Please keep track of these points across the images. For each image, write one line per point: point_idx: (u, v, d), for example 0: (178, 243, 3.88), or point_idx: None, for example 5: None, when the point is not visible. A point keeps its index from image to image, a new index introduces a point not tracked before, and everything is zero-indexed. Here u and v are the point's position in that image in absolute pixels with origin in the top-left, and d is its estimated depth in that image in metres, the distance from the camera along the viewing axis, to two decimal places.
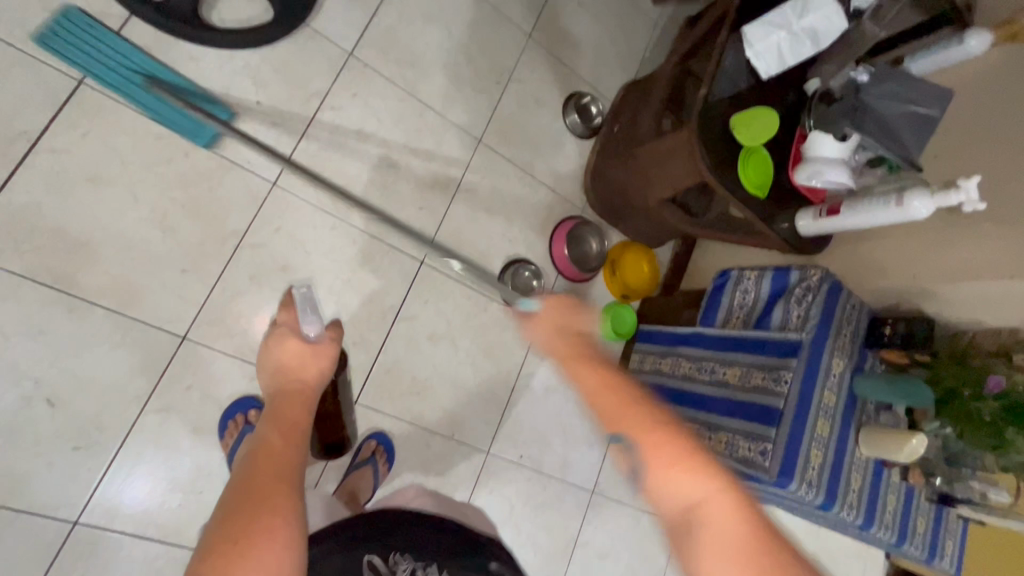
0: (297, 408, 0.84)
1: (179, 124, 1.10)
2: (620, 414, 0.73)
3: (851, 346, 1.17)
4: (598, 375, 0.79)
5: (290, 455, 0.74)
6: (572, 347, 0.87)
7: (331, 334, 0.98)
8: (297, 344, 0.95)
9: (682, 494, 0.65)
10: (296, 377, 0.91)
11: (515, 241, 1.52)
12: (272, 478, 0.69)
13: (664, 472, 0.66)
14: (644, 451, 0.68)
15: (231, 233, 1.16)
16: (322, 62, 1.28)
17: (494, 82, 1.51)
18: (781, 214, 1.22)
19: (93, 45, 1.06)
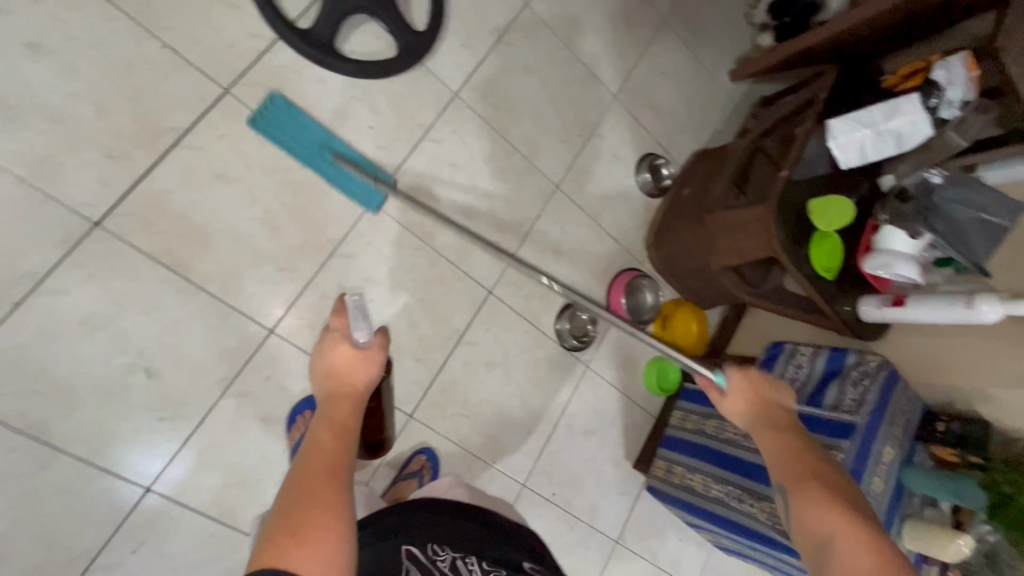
0: (342, 411, 0.86)
1: (353, 189, 1.26)
2: (793, 473, 0.84)
3: (902, 435, 1.19)
4: (764, 431, 0.92)
5: (341, 449, 0.79)
6: (761, 411, 0.95)
7: (378, 341, 0.93)
8: (347, 351, 0.90)
9: (824, 533, 0.76)
10: (348, 382, 0.90)
11: (577, 284, 1.59)
12: (319, 476, 0.73)
13: (811, 511, 0.79)
14: (801, 492, 0.81)
15: (328, 240, 1.26)
16: (430, 98, 1.40)
17: (577, 134, 1.62)
18: (843, 297, 1.27)
19: (287, 120, 1.22)
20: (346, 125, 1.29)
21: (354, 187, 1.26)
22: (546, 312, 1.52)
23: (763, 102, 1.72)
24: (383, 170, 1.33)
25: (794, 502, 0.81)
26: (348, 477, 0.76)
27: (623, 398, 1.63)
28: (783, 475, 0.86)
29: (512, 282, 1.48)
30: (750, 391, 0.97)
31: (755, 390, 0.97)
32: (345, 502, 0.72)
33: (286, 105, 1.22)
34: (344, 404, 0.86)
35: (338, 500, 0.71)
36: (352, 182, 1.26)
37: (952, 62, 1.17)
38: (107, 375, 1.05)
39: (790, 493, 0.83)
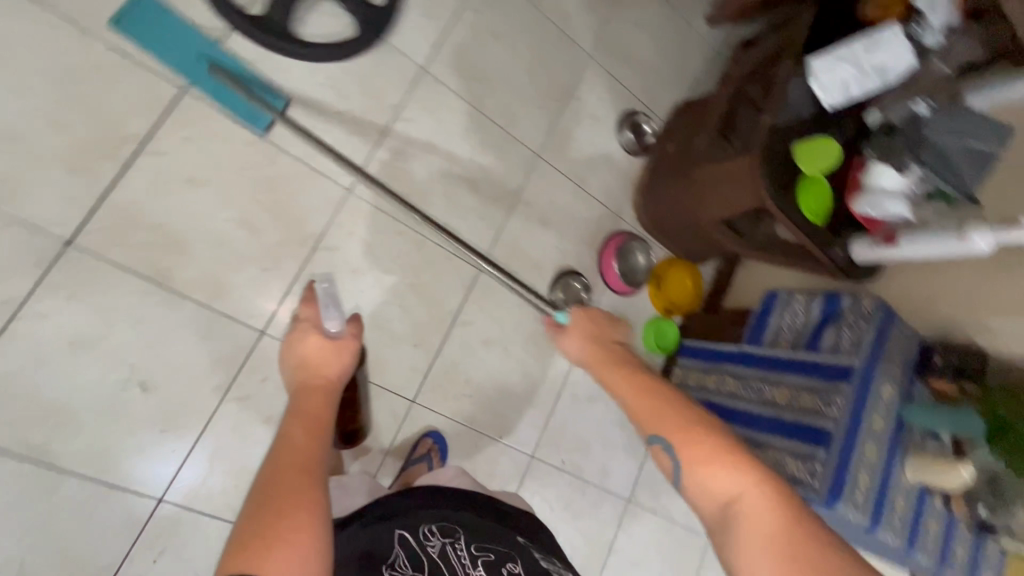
0: (316, 402, 0.96)
1: (235, 106, 1.14)
2: (654, 417, 0.86)
3: (902, 373, 1.20)
4: (635, 387, 0.91)
5: (315, 448, 0.87)
6: (608, 354, 1.02)
7: (351, 331, 1.07)
8: (318, 339, 1.04)
9: (722, 492, 0.76)
10: (321, 373, 1.01)
11: (567, 253, 1.57)
12: (290, 479, 0.79)
13: (703, 466, 0.78)
14: (692, 448, 0.79)
15: (309, 235, 1.23)
16: (398, 76, 1.35)
17: (553, 98, 1.57)
18: (836, 240, 1.25)
19: (162, 31, 1.10)
20: (314, 112, 1.25)
21: (237, 105, 1.15)
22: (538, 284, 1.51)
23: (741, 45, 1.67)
24: (357, 156, 1.29)
25: (682, 460, 0.80)
26: (317, 479, 0.81)
27: None
28: (659, 431, 0.84)
29: (501, 258, 1.46)
30: (590, 351, 1.05)
31: (592, 341, 1.07)
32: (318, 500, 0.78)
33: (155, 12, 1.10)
34: (318, 395, 0.97)
35: (312, 501, 0.77)
36: (233, 98, 1.14)
37: None
38: (102, 394, 1.05)
39: (677, 452, 0.81)
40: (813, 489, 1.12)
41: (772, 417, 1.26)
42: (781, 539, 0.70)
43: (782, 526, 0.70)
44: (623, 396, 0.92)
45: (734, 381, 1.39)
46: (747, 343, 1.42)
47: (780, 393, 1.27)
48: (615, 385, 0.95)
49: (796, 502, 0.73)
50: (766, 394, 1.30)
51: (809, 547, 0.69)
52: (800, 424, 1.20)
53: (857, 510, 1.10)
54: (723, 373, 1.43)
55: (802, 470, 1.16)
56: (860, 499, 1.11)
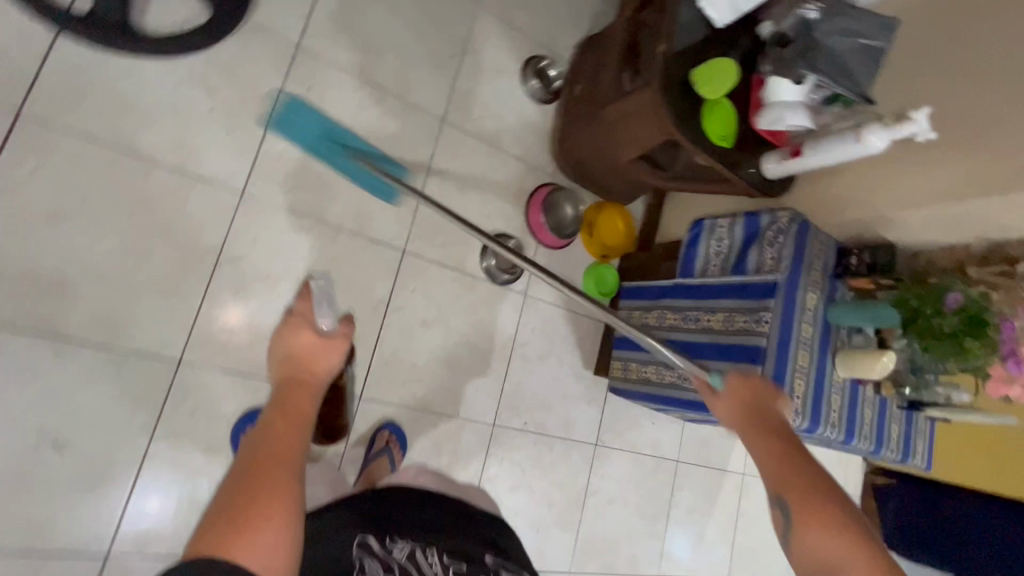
0: (301, 398, 0.78)
1: (367, 183, 1.28)
2: (792, 483, 0.79)
3: (822, 280, 1.24)
4: (757, 430, 0.88)
5: (289, 446, 0.70)
6: (756, 419, 0.91)
7: (344, 329, 0.89)
8: (309, 334, 0.87)
9: (828, 557, 0.73)
10: (307, 369, 0.83)
11: (492, 216, 1.53)
12: (279, 453, 0.68)
13: (813, 530, 0.75)
14: (798, 505, 0.77)
15: (208, 249, 1.14)
16: (271, 59, 1.23)
17: (448, 56, 1.47)
18: (747, 160, 1.25)
19: (312, 124, 1.22)
20: (182, 116, 1.13)
21: (367, 181, 1.28)
22: (468, 254, 1.47)
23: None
24: (243, 155, 1.18)
25: (801, 523, 0.75)
26: (301, 462, 0.69)
27: (568, 314, 1.64)
28: (785, 485, 0.79)
29: (425, 234, 1.40)
30: (738, 398, 0.96)
31: (744, 398, 0.95)
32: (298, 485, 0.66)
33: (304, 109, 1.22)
34: (303, 393, 0.78)
35: (292, 484, 0.65)
36: (377, 180, 1.28)
37: None
38: (11, 462, 0.97)
39: (793, 509, 0.77)
40: None
41: (708, 341, 1.28)
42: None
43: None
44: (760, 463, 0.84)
45: (672, 314, 1.41)
46: (679, 277, 1.44)
47: (714, 318, 1.29)
48: (752, 440, 0.87)
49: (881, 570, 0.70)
50: (701, 321, 1.32)
51: None
52: (735, 344, 1.23)
53: (794, 415, 1.15)
54: (661, 309, 1.45)
55: None
56: (796, 405, 1.16)
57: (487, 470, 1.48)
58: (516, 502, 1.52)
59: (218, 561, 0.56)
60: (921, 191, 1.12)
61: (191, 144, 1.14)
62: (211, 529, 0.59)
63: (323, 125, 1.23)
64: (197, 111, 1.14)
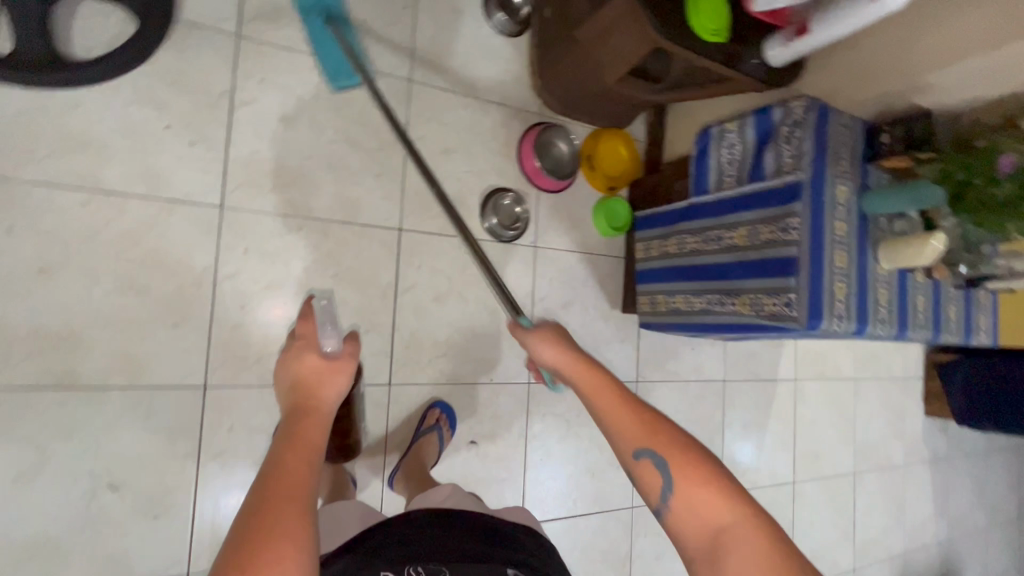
0: (313, 429, 0.69)
1: (326, 58, 1.17)
2: (642, 435, 0.72)
3: (852, 168, 1.12)
4: (604, 389, 0.78)
5: (303, 476, 0.62)
6: (586, 369, 0.82)
7: (349, 349, 0.78)
8: (314, 357, 0.75)
9: (705, 521, 0.67)
10: (314, 395, 0.73)
11: (485, 172, 1.44)
12: (289, 486, 0.61)
13: (698, 496, 0.67)
14: (680, 463, 0.69)
15: (203, 271, 1.12)
16: (212, 57, 1.14)
17: (399, 8, 1.34)
18: (746, 51, 1.11)
19: None
20: (139, 139, 1.08)
21: (329, 55, 1.17)
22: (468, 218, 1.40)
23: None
24: (212, 167, 1.13)
25: (676, 482, 0.68)
26: (314, 498, 0.62)
27: (583, 257, 1.57)
28: (649, 442, 0.72)
29: (418, 208, 1.34)
30: (574, 357, 0.84)
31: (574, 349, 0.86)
32: (313, 511, 0.61)
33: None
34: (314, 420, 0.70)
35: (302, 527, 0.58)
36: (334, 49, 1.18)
37: None
38: (76, 511, 1.01)
39: (671, 467, 0.69)
40: (791, 318, 1.07)
41: (735, 260, 1.19)
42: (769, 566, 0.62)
43: (764, 537, 0.64)
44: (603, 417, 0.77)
45: (692, 238, 1.31)
46: (694, 196, 1.33)
47: (737, 234, 1.19)
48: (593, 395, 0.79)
49: (781, 536, 0.65)
50: (724, 240, 1.22)
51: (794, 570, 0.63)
52: (763, 259, 1.13)
53: (839, 320, 1.07)
54: (680, 234, 1.35)
55: (776, 303, 1.10)
56: (840, 309, 1.08)
57: (532, 427, 1.48)
58: (566, 453, 1.52)
59: None
60: (955, 43, 0.96)
61: (157, 168, 1.09)
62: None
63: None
64: (154, 131, 1.09)
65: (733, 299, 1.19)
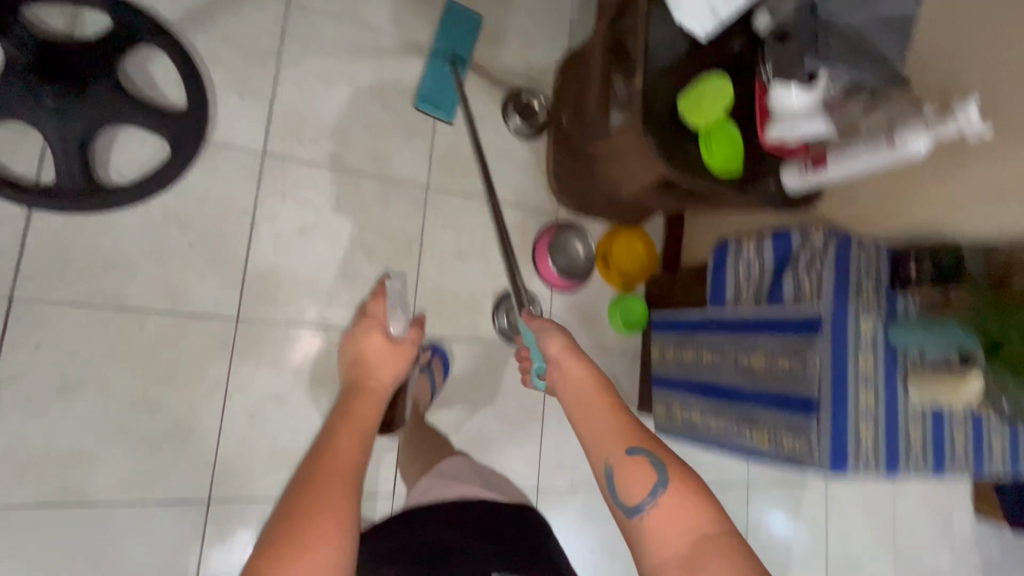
0: (365, 407, 0.80)
1: (431, 86, 1.37)
2: (632, 442, 0.73)
3: (875, 297, 1.07)
4: (598, 393, 0.77)
5: (354, 447, 0.72)
6: (586, 368, 0.79)
7: (411, 336, 0.94)
8: (379, 340, 0.92)
9: (685, 527, 0.68)
10: (372, 374, 0.87)
11: (499, 274, 1.44)
12: (345, 458, 0.70)
13: (683, 503, 0.69)
14: (674, 476, 0.70)
15: (215, 384, 1.14)
16: (239, 175, 1.19)
17: (420, 118, 1.38)
18: (758, 178, 1.10)
19: (456, 31, 1.39)
20: (163, 256, 1.12)
21: (434, 85, 1.37)
22: (478, 321, 1.41)
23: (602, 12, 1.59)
24: (231, 281, 1.17)
25: (669, 487, 0.69)
26: (360, 474, 0.70)
27: (598, 356, 1.54)
28: (643, 443, 0.73)
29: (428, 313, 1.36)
30: (579, 354, 0.81)
31: (576, 346, 0.83)
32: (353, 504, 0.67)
33: (474, 32, 1.41)
34: (371, 397, 0.82)
35: (346, 503, 0.66)
36: (444, 83, 1.37)
37: None
38: None
39: (664, 470, 0.71)
40: (813, 461, 1.01)
41: (753, 387, 1.14)
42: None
43: (737, 554, 0.67)
44: (594, 420, 0.75)
45: (708, 353, 1.27)
46: (711, 307, 1.29)
47: (754, 358, 1.14)
48: (581, 392, 0.78)
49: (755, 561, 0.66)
50: (742, 362, 1.17)
51: None
52: (783, 391, 1.07)
53: (865, 465, 1.01)
54: (696, 346, 1.31)
55: (798, 442, 1.04)
56: (867, 453, 1.01)
57: None
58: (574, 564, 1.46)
59: None
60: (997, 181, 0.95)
61: (178, 284, 1.13)
62: (269, 548, 0.61)
63: (459, 45, 1.39)
64: (178, 248, 1.13)
65: (752, 429, 1.13)
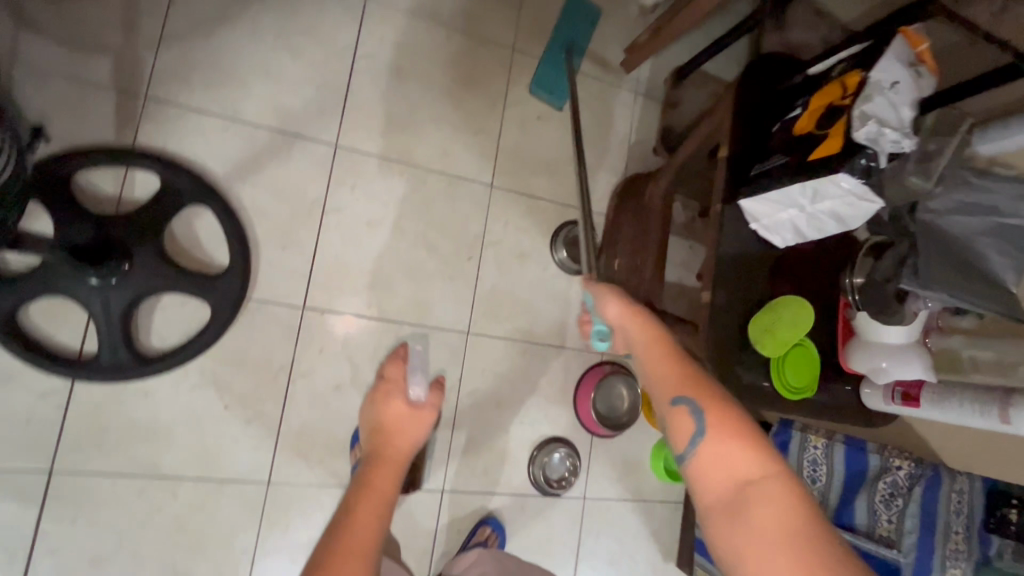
0: (384, 475, 0.95)
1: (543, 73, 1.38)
2: (674, 384, 0.71)
3: (967, 545, 0.89)
4: (653, 341, 0.78)
5: (371, 516, 0.86)
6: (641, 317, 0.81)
7: (432, 400, 1.13)
8: (400, 404, 1.12)
9: (733, 472, 0.63)
10: (394, 439, 1.05)
11: (537, 420, 1.37)
12: (362, 540, 0.81)
13: (724, 443, 0.64)
14: (716, 421, 0.65)
15: (241, 551, 1.12)
16: (277, 331, 1.17)
17: (465, 259, 1.33)
18: (836, 389, 0.97)
19: (575, 17, 1.40)
20: (198, 420, 1.11)
21: (545, 74, 1.38)
22: (513, 471, 1.35)
23: (664, 134, 1.49)
24: (263, 442, 1.15)
25: (707, 434, 0.65)
26: (377, 545, 0.82)
27: (637, 504, 1.46)
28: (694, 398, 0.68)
29: (463, 465, 1.31)
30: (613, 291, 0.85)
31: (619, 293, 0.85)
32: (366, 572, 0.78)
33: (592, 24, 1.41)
34: (387, 467, 0.97)
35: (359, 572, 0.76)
36: (557, 70, 1.38)
37: (875, 78, 0.75)
38: None
39: (708, 419, 0.66)
40: None
41: None
42: (787, 519, 0.57)
43: (787, 491, 0.59)
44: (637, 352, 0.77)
45: None
46: None
47: None
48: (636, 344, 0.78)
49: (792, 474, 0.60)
50: None
51: (789, 494, 0.59)
52: None
53: None
54: None
55: None
56: None
57: None
58: None
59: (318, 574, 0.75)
60: None
61: (211, 449, 1.11)
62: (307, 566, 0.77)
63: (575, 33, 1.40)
64: (213, 410, 1.12)
65: None
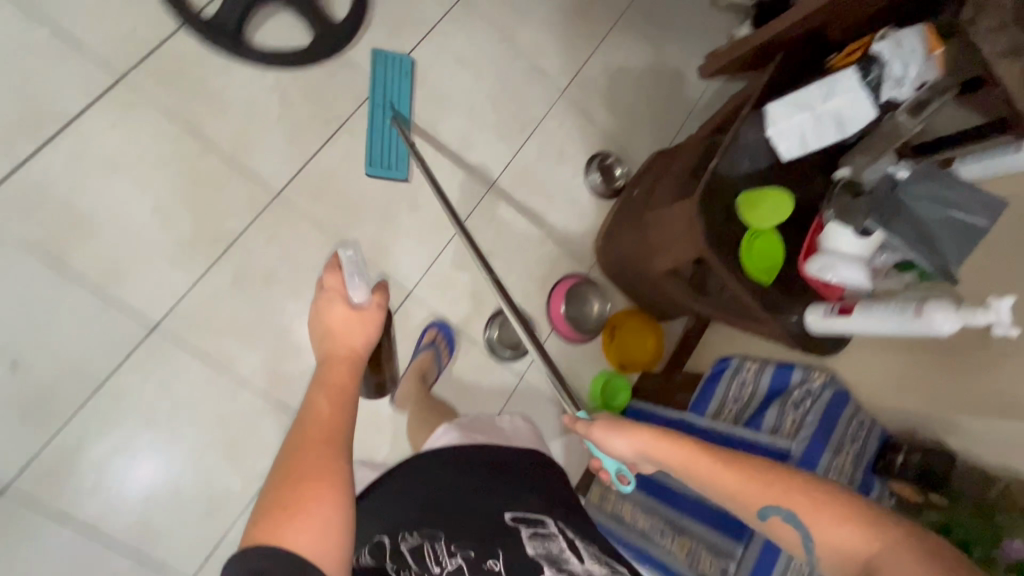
0: (339, 374, 0.79)
1: (374, 136, 1.33)
2: (746, 498, 0.70)
3: (852, 467, 1.02)
4: (693, 455, 0.74)
5: (318, 457, 0.67)
6: (668, 442, 0.76)
7: (377, 299, 0.87)
8: (342, 310, 0.85)
9: (857, 555, 0.62)
10: (346, 343, 0.84)
11: (512, 288, 1.48)
12: (323, 433, 0.70)
13: (830, 530, 0.64)
14: (809, 512, 0.66)
15: (225, 234, 1.20)
16: (348, 90, 1.33)
17: (517, 130, 1.52)
18: (788, 303, 1.11)
19: (389, 80, 1.36)
20: (252, 115, 1.24)
21: (380, 139, 1.34)
22: (473, 318, 1.43)
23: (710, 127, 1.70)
24: (291, 163, 1.27)
25: (813, 529, 0.65)
26: (345, 451, 0.70)
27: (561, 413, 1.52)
28: (777, 501, 0.68)
29: (434, 286, 1.39)
30: (615, 426, 0.79)
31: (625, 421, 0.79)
32: (342, 502, 0.64)
33: (410, 82, 1.39)
34: (339, 370, 0.80)
35: (328, 499, 0.63)
36: (391, 140, 1.35)
37: (901, 35, 1.02)
38: None
39: (799, 514, 0.67)
40: None
41: (698, 500, 1.19)
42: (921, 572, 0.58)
43: (901, 544, 0.60)
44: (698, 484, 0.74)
45: None
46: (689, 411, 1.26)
47: None
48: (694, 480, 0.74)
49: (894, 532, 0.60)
50: None
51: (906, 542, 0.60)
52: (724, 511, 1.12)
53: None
54: None
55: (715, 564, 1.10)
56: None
57: None
58: None
59: (271, 547, 0.57)
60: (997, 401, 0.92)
61: (249, 142, 1.23)
62: (259, 523, 0.60)
63: (398, 100, 1.37)
64: (268, 114, 1.25)
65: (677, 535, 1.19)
